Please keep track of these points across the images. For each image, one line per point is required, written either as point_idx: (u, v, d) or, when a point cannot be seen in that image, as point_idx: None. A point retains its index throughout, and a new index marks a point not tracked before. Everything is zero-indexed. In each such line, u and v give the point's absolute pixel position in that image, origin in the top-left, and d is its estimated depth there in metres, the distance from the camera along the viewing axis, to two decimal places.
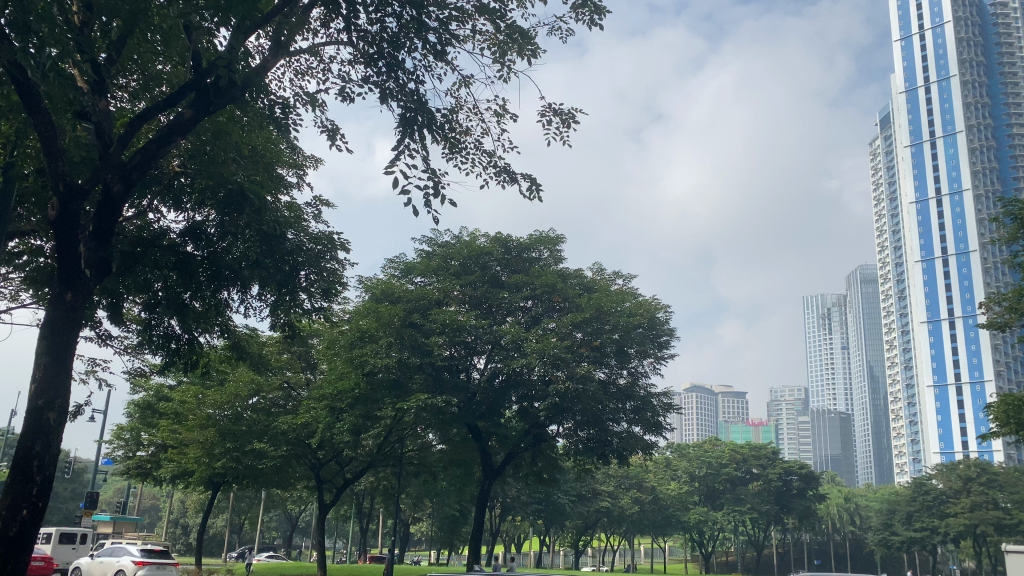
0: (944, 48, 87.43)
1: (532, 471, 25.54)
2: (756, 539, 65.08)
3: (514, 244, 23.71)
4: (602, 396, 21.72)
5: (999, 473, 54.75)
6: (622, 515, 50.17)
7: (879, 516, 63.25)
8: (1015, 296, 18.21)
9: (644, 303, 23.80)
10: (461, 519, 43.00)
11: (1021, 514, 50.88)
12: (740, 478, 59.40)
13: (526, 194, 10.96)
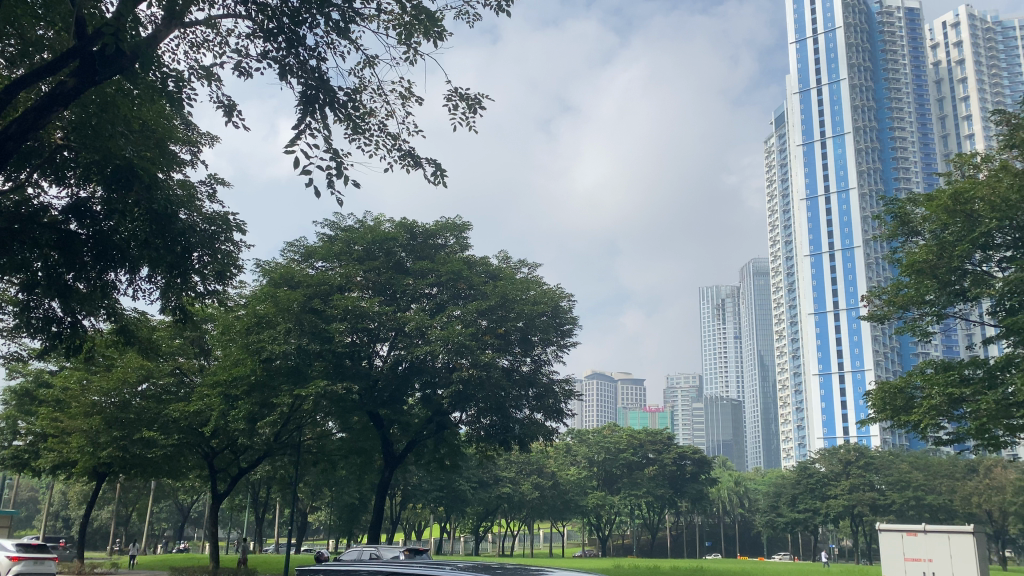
0: (835, 52, 91.40)
1: (434, 458, 25.49)
2: (651, 522, 67.29)
3: (419, 230, 23.61)
4: (505, 383, 21.86)
5: (875, 457, 58.16)
6: (522, 500, 50.79)
7: (767, 498, 66.36)
8: (893, 290, 19.29)
9: (548, 291, 24.03)
10: (362, 506, 42.63)
11: (894, 496, 54.04)
12: (637, 463, 61.16)
13: (430, 180, 10.83)
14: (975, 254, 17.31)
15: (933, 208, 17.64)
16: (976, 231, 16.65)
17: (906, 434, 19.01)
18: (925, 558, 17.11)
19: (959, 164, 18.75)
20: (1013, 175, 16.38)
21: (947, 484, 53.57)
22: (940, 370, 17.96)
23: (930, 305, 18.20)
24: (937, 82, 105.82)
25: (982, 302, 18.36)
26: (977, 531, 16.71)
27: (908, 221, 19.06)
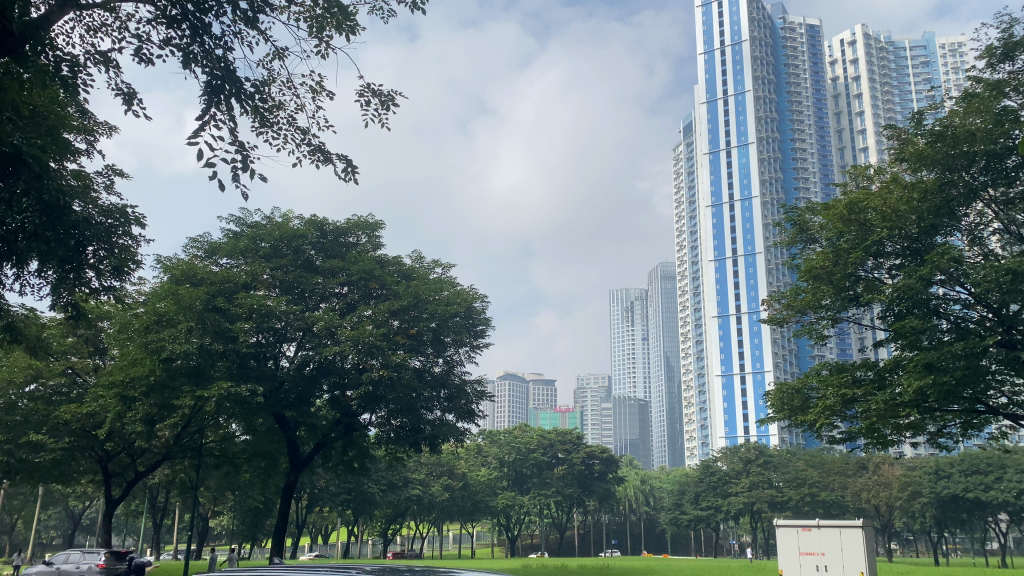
0: (741, 64, 94.57)
1: (342, 460, 25.08)
2: (559, 521, 68.04)
3: (330, 228, 23.23)
4: (416, 384, 21.67)
5: (773, 455, 60.42)
6: (432, 502, 50.45)
7: (671, 496, 68.27)
8: (792, 294, 20.07)
9: (462, 292, 24.03)
10: (267, 510, 41.48)
11: (791, 493, 56.18)
12: (547, 463, 61.78)
13: (341, 176, 10.65)
14: (868, 261, 18.11)
15: (830, 216, 18.46)
16: (868, 240, 17.42)
17: (803, 433, 19.82)
18: (818, 552, 17.88)
19: (855, 176, 19.59)
20: (904, 187, 17.35)
21: (840, 481, 55.82)
22: (835, 372, 18.77)
23: (827, 309, 19.10)
24: (835, 96, 110.66)
25: (874, 308, 19.32)
26: (866, 525, 17.59)
27: (806, 229, 19.87)
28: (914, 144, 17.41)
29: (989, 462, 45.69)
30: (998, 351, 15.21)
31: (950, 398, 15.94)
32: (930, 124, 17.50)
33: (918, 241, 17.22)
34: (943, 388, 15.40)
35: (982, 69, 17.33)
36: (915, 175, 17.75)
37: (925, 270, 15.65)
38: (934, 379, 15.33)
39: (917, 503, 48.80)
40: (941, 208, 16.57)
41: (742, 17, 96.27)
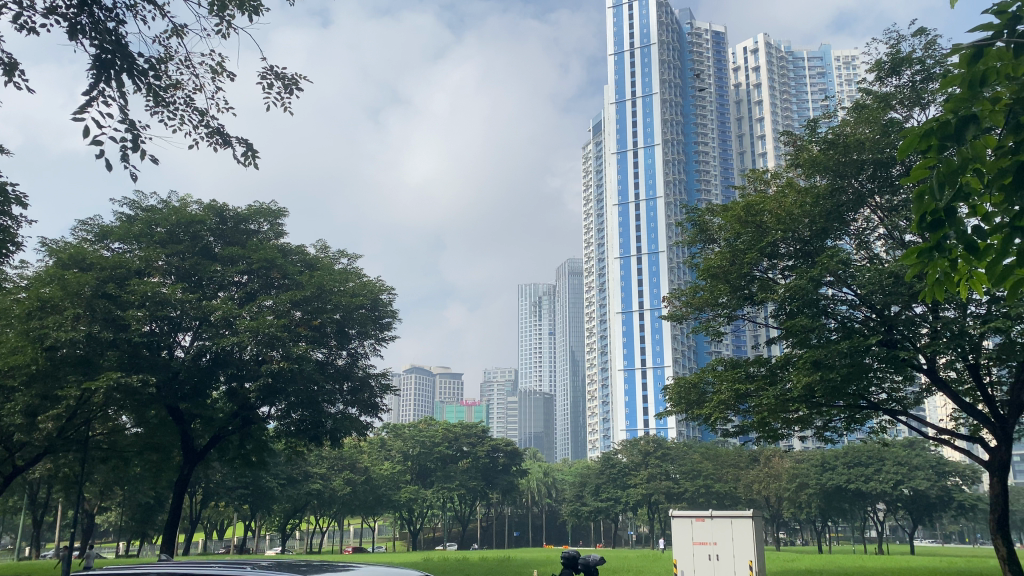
0: (650, 66, 96.65)
1: (239, 454, 24.33)
2: (462, 514, 68.00)
3: (230, 214, 22.59)
4: (318, 375, 21.33)
5: (671, 447, 62.12)
6: (333, 497, 49.62)
7: (573, 489, 69.28)
8: (691, 292, 20.64)
9: (368, 283, 23.76)
10: (158, 505, 39.81)
11: (687, 485, 57.96)
12: (451, 456, 61.65)
13: (240, 161, 10.32)
14: (763, 262, 18.81)
15: (728, 218, 19.03)
16: (763, 241, 18.12)
17: (699, 426, 20.44)
18: (710, 542, 18.48)
19: (752, 180, 20.28)
20: (797, 192, 18.12)
21: (732, 473, 57.74)
22: (730, 367, 19.38)
23: (722, 307, 19.74)
24: (737, 102, 114.50)
25: (767, 306, 20.11)
26: (755, 516, 18.33)
27: (706, 230, 20.49)
28: (808, 151, 18.15)
29: (869, 455, 48.53)
30: (879, 349, 16.10)
31: (836, 394, 16.77)
32: (823, 132, 18.27)
33: (810, 244, 18.04)
34: (829, 384, 16.19)
35: (872, 82, 18.25)
36: (808, 180, 18.55)
37: (816, 271, 16.41)
38: (822, 375, 16.09)
39: (804, 494, 51.20)
40: (831, 212, 17.48)
41: (651, 20, 98.32)
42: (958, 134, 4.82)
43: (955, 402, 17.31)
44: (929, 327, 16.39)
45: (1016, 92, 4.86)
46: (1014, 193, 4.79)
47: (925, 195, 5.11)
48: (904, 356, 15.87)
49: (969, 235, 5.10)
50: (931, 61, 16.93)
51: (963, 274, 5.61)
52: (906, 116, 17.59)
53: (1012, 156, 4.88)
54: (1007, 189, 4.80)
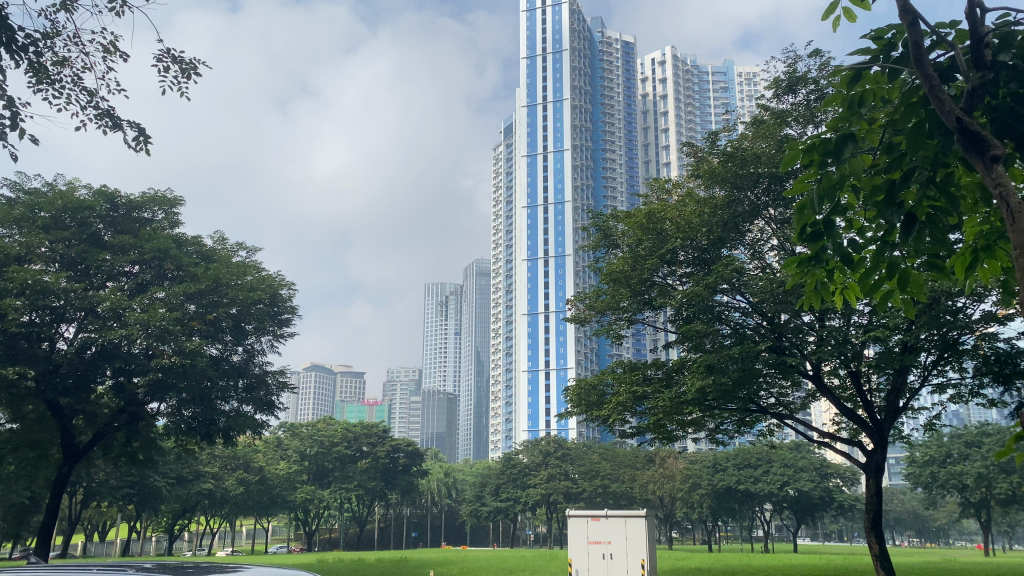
0: (561, 72, 98.00)
1: (124, 452, 23.24)
2: (359, 515, 67.04)
3: (122, 201, 21.60)
4: (212, 372, 20.57)
5: (571, 448, 62.99)
6: (224, 497, 47.90)
7: (473, 489, 69.31)
8: (594, 295, 21.03)
9: (267, 278, 23.22)
10: (34, 506, 37.66)
11: (585, 485, 58.89)
12: (350, 456, 60.78)
13: (131, 146, 9.87)
14: (663, 268, 19.31)
15: (631, 224, 19.45)
16: (663, 248, 18.61)
17: (597, 427, 20.80)
18: (605, 541, 18.84)
19: (654, 189, 20.81)
20: (697, 202, 18.74)
21: (629, 473, 58.99)
22: (627, 370, 19.82)
23: (623, 311, 20.20)
24: (644, 112, 117.14)
25: (665, 311, 20.69)
26: (649, 515, 18.80)
27: (609, 235, 20.91)
28: (708, 163, 18.78)
29: (758, 457, 50.54)
30: (768, 355, 16.78)
31: (727, 398, 17.39)
32: (723, 145, 18.89)
33: (707, 253, 18.68)
34: (722, 387, 16.78)
35: (769, 99, 19.02)
36: (707, 191, 19.16)
37: (711, 278, 17.01)
38: (714, 379, 16.68)
39: (696, 494, 52.88)
40: (728, 222, 18.21)
41: (564, 27, 99.55)
42: (838, 151, 4.90)
43: (837, 406, 18.24)
44: (815, 335, 17.18)
45: (891, 113, 5.04)
46: (887, 208, 4.95)
47: (805, 207, 5.14)
48: (791, 362, 16.58)
49: (844, 247, 5.21)
50: (823, 82, 17.78)
51: (836, 284, 5.72)
52: (800, 132, 18.40)
53: (885, 174, 5.04)
54: (878, 205, 4.97)
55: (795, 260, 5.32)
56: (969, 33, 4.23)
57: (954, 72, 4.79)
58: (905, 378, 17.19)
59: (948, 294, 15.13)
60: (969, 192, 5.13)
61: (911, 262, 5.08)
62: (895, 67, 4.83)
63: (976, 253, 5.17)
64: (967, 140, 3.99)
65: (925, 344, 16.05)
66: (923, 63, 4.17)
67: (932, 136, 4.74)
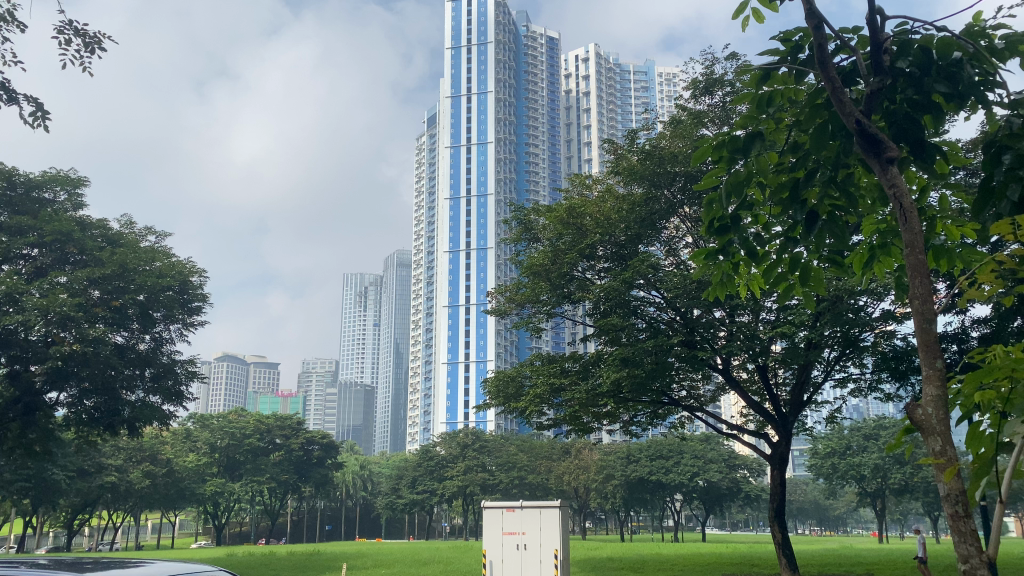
0: (486, 65, 97.92)
1: (18, 445, 22.15)
2: (271, 508, 65.76)
3: (20, 179, 20.56)
4: (116, 360, 19.82)
5: (488, 440, 63.26)
6: (129, 490, 46.15)
7: (389, 481, 68.91)
8: (513, 288, 21.17)
9: (176, 265, 22.53)
10: None
11: (502, 476, 59.18)
12: (263, 448, 59.52)
13: (27, 120, 9.38)
14: (582, 262, 19.54)
15: (552, 218, 19.60)
16: (583, 243, 18.89)
17: (514, 419, 20.90)
18: (519, 532, 18.97)
19: (576, 184, 21.01)
20: (616, 198, 19.04)
21: (545, 465, 59.62)
22: (545, 362, 19.96)
23: (543, 304, 20.35)
24: (567, 108, 118.04)
25: (581, 304, 20.96)
26: (563, 505, 19.02)
27: (530, 228, 21.03)
28: (627, 159, 19.07)
29: (670, 449, 51.85)
30: (680, 350, 17.18)
31: (640, 390, 17.72)
32: (641, 143, 19.20)
33: (624, 249, 19.00)
34: (636, 380, 17.09)
35: (688, 98, 19.47)
36: (626, 188, 19.47)
37: (628, 273, 17.34)
38: (629, 372, 16.97)
39: (610, 485, 53.85)
40: (645, 219, 18.55)
41: (489, 19, 99.30)
42: (745, 149, 5.02)
43: (745, 399, 18.84)
44: (725, 330, 17.71)
45: (797, 114, 5.14)
46: (790, 205, 5.11)
47: (716, 201, 5.21)
48: (702, 356, 17.01)
49: (751, 242, 5.32)
50: (738, 85, 18.27)
51: (744, 281, 5.79)
52: (715, 133, 18.83)
53: (789, 173, 5.19)
54: (783, 202, 5.12)
55: (702, 252, 5.39)
56: (871, 40, 4.37)
57: (857, 76, 4.95)
58: (809, 372, 17.88)
59: (850, 293, 15.83)
60: (869, 193, 5.31)
61: (811, 258, 5.23)
62: (801, 70, 4.93)
63: (873, 250, 5.39)
64: (865, 141, 4.15)
65: (829, 341, 16.72)
66: (826, 65, 4.31)
67: (833, 138, 4.91)
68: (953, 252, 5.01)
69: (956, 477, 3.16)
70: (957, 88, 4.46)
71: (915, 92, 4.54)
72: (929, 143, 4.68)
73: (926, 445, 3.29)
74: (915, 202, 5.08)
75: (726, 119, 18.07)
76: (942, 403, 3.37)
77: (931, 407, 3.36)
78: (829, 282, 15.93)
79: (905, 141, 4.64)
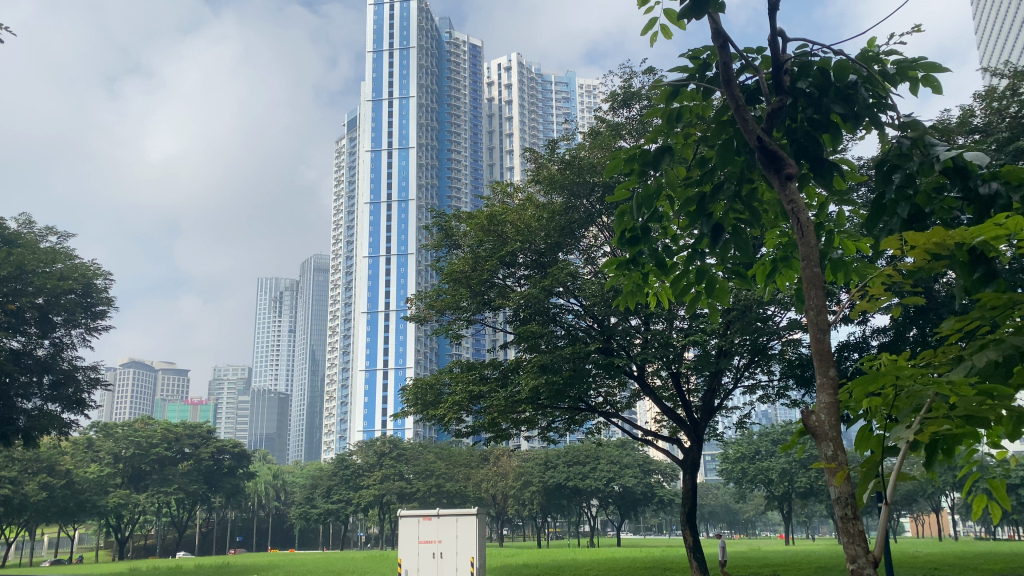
0: (408, 70, 97.43)
1: None
2: (179, 520, 63.43)
3: None
4: (11, 367, 18.92)
5: (406, 448, 62.71)
6: (24, 504, 43.68)
7: (303, 490, 67.47)
8: (433, 295, 21.09)
9: (79, 267, 21.57)
10: None
11: (419, 485, 58.54)
12: (170, 458, 57.53)
13: None
14: (502, 270, 19.65)
15: (472, 225, 19.56)
16: (503, 250, 18.94)
17: (432, 426, 20.80)
18: (435, 540, 18.86)
19: (497, 192, 21.06)
20: (536, 207, 19.20)
21: (464, 472, 59.43)
22: (464, 369, 19.92)
23: (463, 311, 20.30)
24: (489, 116, 118.52)
25: (500, 312, 21.01)
26: (479, 513, 19.01)
27: (451, 235, 20.97)
28: (548, 168, 19.30)
29: (587, 454, 52.47)
30: (597, 357, 17.45)
31: (558, 397, 17.93)
32: (561, 152, 19.44)
33: (544, 256, 19.21)
34: (553, 386, 17.26)
35: (607, 110, 19.84)
36: (546, 197, 19.68)
37: (547, 281, 17.55)
38: (547, 378, 17.11)
39: (527, 492, 54.05)
40: (565, 227, 18.76)
41: (412, 24, 98.85)
42: (657, 162, 5.11)
43: (659, 405, 19.25)
44: (640, 337, 18.07)
45: (704, 131, 5.29)
46: (697, 218, 5.28)
47: (626, 213, 5.32)
48: (618, 363, 17.29)
49: (661, 252, 5.44)
50: (654, 98, 18.71)
51: (656, 291, 5.83)
52: (632, 144, 19.17)
53: (696, 186, 5.32)
54: (692, 215, 5.29)
55: (614, 261, 5.50)
56: (771, 60, 4.56)
57: (760, 95, 5.12)
58: (720, 379, 18.40)
59: (758, 303, 16.43)
60: (770, 209, 5.51)
61: (717, 269, 5.39)
62: (708, 88, 5.06)
63: (776, 264, 5.58)
64: (765, 158, 4.32)
65: (738, 349, 17.25)
66: (731, 83, 4.46)
67: (738, 153, 5.07)
68: (848, 266, 5.22)
69: (846, 481, 3.33)
70: (853, 109, 4.67)
71: (815, 112, 4.73)
72: (827, 161, 4.90)
73: (817, 451, 3.45)
74: (813, 216, 5.30)
75: (642, 132, 18.46)
76: (835, 409, 3.51)
77: (823, 413, 3.50)
78: (738, 293, 16.47)
79: (804, 159, 4.86)
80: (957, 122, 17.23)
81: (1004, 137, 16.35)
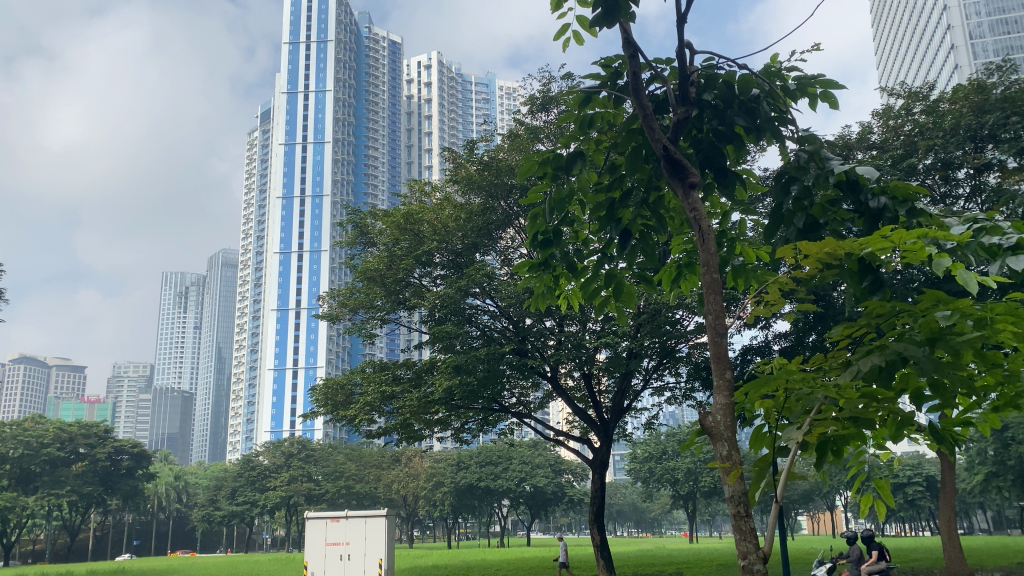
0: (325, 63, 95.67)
1: None
2: (71, 524, 60.50)
3: None
4: None
5: (315, 448, 61.55)
6: None
7: (205, 492, 65.36)
8: (346, 293, 20.81)
9: None
10: None
11: (328, 486, 57.25)
12: (63, 459, 55.04)
13: None
14: (418, 269, 19.52)
15: (388, 223, 19.36)
16: (419, 249, 18.83)
17: (342, 426, 20.49)
18: (343, 542, 18.57)
19: (414, 190, 20.92)
20: (453, 206, 19.17)
21: (373, 473, 58.71)
22: (377, 369, 19.69)
23: (377, 310, 20.07)
24: (408, 113, 117.64)
25: (415, 311, 20.83)
26: (389, 514, 18.80)
27: (366, 232, 20.70)
28: (465, 168, 19.28)
29: (498, 455, 52.60)
30: (510, 357, 17.55)
31: (471, 397, 17.97)
32: (480, 153, 19.44)
33: (460, 256, 19.19)
34: (466, 387, 17.30)
35: (525, 113, 19.98)
36: (463, 197, 19.65)
37: (463, 281, 17.55)
38: (461, 379, 17.11)
39: (439, 492, 53.80)
40: (481, 228, 18.78)
41: (330, 16, 97.08)
42: (568, 167, 5.18)
43: (571, 406, 19.49)
44: (554, 339, 18.25)
45: (615, 136, 5.38)
46: (607, 222, 5.39)
47: (539, 215, 5.36)
48: (531, 364, 17.45)
49: (570, 255, 5.54)
50: (571, 102, 18.92)
51: (565, 293, 5.88)
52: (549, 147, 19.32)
53: (606, 191, 5.43)
54: (601, 220, 5.39)
55: (526, 264, 5.57)
56: (680, 71, 4.68)
57: (667, 105, 5.24)
58: (629, 380, 18.80)
59: (666, 306, 16.87)
60: (675, 216, 5.63)
61: (624, 274, 5.51)
62: (619, 96, 5.15)
63: (682, 268, 5.75)
64: (670, 166, 4.44)
65: (647, 351, 17.63)
66: (639, 93, 4.56)
67: (646, 161, 5.20)
68: (749, 271, 5.39)
69: (739, 479, 3.45)
70: (756, 121, 4.83)
71: (719, 123, 4.87)
72: (731, 172, 5.06)
73: (714, 450, 3.56)
74: (716, 223, 5.48)
75: (559, 136, 18.65)
76: (731, 410, 3.64)
77: (719, 414, 3.63)
78: (647, 296, 16.87)
79: (710, 167, 5.02)
80: (855, 137, 18.13)
81: (896, 154, 17.39)
